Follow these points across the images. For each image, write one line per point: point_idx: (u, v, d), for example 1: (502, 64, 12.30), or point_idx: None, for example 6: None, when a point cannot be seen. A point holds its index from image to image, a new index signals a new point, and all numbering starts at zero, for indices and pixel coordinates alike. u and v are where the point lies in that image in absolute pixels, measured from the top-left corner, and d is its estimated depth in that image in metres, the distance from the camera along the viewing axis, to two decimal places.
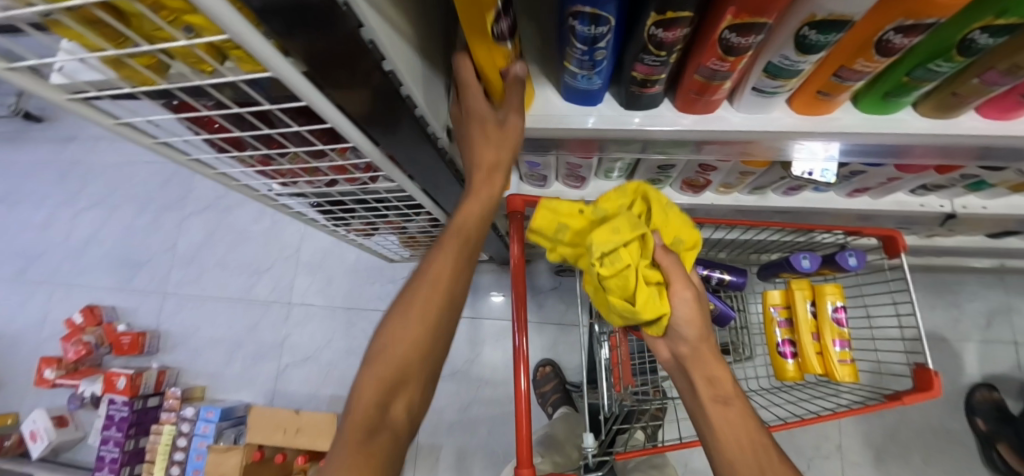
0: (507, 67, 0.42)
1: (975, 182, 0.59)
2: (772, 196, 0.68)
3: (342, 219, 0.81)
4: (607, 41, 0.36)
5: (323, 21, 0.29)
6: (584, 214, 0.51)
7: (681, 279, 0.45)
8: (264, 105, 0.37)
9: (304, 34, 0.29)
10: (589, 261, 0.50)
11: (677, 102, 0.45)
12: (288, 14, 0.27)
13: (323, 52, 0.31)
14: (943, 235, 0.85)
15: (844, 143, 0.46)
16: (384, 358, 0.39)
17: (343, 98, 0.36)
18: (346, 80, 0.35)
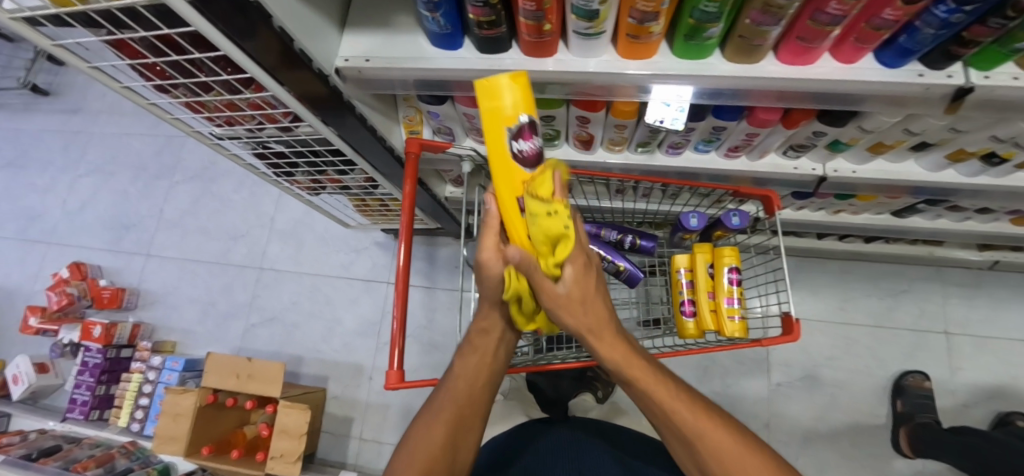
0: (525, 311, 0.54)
1: (831, 141, 0.64)
2: (660, 156, 0.74)
3: (287, 173, 0.89)
4: None
5: (253, 14, 0.42)
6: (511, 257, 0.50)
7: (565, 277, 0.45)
8: (162, 29, 0.46)
9: (270, 34, 0.45)
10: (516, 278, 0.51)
11: (522, 47, 0.51)
12: (246, 21, 0.42)
13: (288, 52, 0.49)
14: (848, 210, 0.90)
15: (673, 84, 0.52)
16: (456, 385, 0.56)
17: (300, 88, 0.53)
18: (298, 74, 0.52)
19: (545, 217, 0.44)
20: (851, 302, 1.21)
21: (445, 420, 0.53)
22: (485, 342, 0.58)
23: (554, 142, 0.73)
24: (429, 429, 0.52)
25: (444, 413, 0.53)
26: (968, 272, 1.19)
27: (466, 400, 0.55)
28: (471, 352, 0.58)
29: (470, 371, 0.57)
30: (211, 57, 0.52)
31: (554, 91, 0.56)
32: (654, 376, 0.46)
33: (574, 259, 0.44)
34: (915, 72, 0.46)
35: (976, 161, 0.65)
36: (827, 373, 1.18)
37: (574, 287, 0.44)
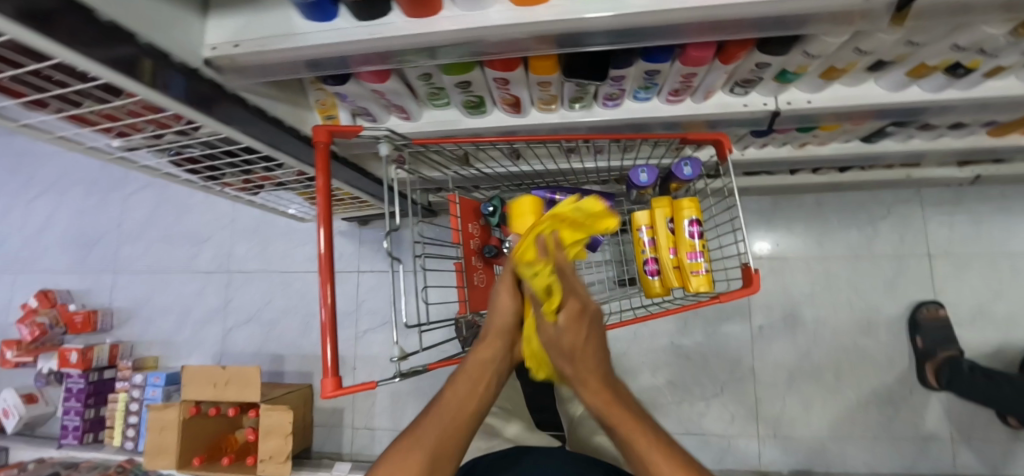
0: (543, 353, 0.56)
1: (778, 71, 0.58)
2: (599, 110, 0.68)
3: (216, 177, 0.84)
4: None
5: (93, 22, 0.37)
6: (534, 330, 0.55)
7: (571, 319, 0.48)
8: None
9: (131, 46, 0.41)
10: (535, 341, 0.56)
11: (402, 7, 0.44)
12: (97, 32, 0.37)
13: (162, 62, 0.45)
14: (813, 143, 0.84)
15: (579, 37, 0.45)
16: (444, 404, 0.50)
17: (193, 95, 0.50)
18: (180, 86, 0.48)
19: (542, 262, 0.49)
20: (829, 235, 1.17)
21: (419, 450, 0.46)
22: (480, 358, 0.54)
23: (481, 110, 0.66)
24: (409, 449, 0.46)
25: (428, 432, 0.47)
26: (947, 190, 1.14)
27: (456, 420, 0.49)
28: (468, 372, 0.53)
29: (462, 383, 0.52)
30: (53, 68, 0.46)
31: (445, 54, 0.48)
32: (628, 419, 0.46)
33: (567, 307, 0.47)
34: None
35: (939, 73, 0.58)
36: (807, 310, 1.16)
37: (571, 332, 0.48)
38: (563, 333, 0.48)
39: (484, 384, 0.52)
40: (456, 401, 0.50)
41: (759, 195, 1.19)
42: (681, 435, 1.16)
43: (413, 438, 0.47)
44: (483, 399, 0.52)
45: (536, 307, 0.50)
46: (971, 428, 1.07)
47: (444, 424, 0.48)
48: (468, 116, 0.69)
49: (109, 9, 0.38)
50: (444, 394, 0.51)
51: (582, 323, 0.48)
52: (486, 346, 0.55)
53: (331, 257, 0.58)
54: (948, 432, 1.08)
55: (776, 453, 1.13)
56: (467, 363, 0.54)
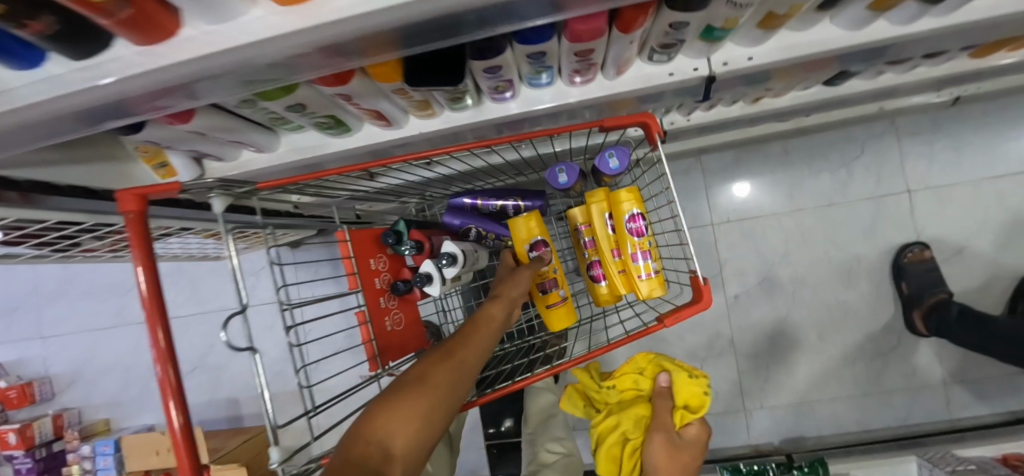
0: (632, 451, 0.58)
1: (701, 29, 0.44)
2: (491, 104, 0.54)
3: (69, 248, 0.69)
4: None
5: None
6: (630, 438, 0.59)
7: (692, 425, 0.56)
8: None
9: None
10: (625, 438, 0.59)
11: (122, 33, 0.30)
12: None
13: None
14: (767, 96, 0.71)
15: (391, 40, 0.31)
16: (458, 344, 0.48)
17: None
18: None
19: (687, 378, 0.58)
20: (801, 186, 1.06)
21: (433, 375, 0.43)
22: (492, 310, 0.54)
23: (342, 129, 0.52)
24: (423, 373, 0.43)
25: (440, 366, 0.44)
26: (925, 116, 1.02)
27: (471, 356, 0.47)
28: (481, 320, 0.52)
29: (482, 324, 0.52)
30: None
31: (217, 90, 0.33)
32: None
33: (702, 419, 0.56)
34: None
35: (910, 1, 0.45)
36: (785, 271, 1.07)
37: (685, 439, 0.55)
38: (679, 438, 0.55)
39: (494, 330, 0.52)
40: (468, 342, 0.48)
41: (720, 152, 1.06)
42: None
43: (427, 366, 0.44)
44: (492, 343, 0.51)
45: (665, 404, 0.57)
46: (964, 370, 1.01)
47: (457, 358, 0.46)
48: (333, 137, 0.55)
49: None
50: (461, 333, 0.50)
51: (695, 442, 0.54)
52: (500, 303, 0.55)
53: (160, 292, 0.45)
54: (940, 378, 1.02)
55: (765, 425, 1.07)
56: (481, 313, 0.53)
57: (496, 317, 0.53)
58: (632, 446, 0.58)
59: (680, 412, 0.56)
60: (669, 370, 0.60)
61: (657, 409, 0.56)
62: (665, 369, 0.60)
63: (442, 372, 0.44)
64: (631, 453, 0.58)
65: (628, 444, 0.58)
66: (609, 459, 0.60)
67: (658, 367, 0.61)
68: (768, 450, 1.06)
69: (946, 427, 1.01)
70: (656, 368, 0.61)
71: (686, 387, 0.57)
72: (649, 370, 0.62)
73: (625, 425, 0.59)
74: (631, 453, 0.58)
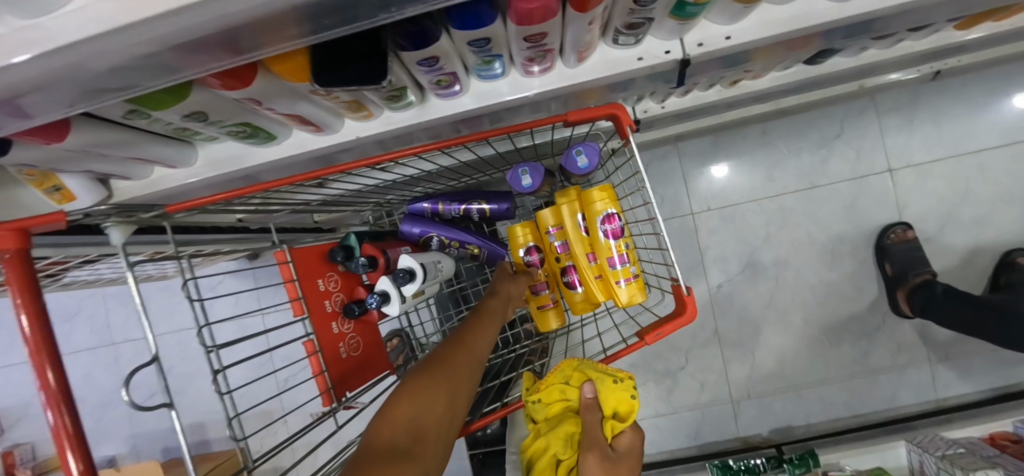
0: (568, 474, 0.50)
1: (671, 5, 0.38)
2: (437, 100, 0.47)
3: None
4: None
5: None
6: (561, 459, 0.51)
7: (627, 435, 0.50)
8: None
9: None
10: (558, 458, 0.51)
11: None
12: None
13: None
14: (745, 79, 0.66)
15: (279, 27, 0.24)
16: (472, 333, 0.47)
17: None
18: None
19: (612, 384, 0.53)
20: (781, 169, 1.02)
21: (452, 364, 0.42)
22: (494, 304, 0.55)
23: (264, 136, 0.45)
24: (439, 358, 0.42)
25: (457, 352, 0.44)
26: (904, 92, 0.98)
27: (483, 346, 0.47)
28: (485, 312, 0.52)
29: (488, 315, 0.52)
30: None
31: (60, 103, 0.26)
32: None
33: (635, 426, 0.51)
34: None
35: None
36: (769, 258, 1.03)
37: (625, 450, 0.49)
38: (615, 450, 0.48)
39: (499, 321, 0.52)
40: (478, 332, 0.48)
41: (697, 137, 1.01)
42: (652, 417, 1.06)
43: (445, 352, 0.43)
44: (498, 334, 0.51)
45: (594, 419, 0.50)
46: (948, 349, 1.00)
47: (472, 348, 0.45)
48: (257, 147, 0.48)
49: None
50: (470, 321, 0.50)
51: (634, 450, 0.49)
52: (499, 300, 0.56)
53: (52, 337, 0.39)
54: (925, 358, 1.01)
55: (754, 415, 1.05)
56: (485, 305, 0.54)
57: (500, 310, 0.54)
58: (567, 467, 0.51)
59: (610, 421, 0.50)
60: (594, 376, 0.54)
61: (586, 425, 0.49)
62: (589, 375, 0.55)
63: (460, 359, 0.43)
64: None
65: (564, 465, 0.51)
66: None
67: (582, 374, 0.56)
68: (757, 441, 1.04)
69: (932, 407, 1.00)
70: (580, 375, 0.56)
71: (614, 393, 0.52)
72: (574, 376, 0.56)
73: (553, 445, 0.52)
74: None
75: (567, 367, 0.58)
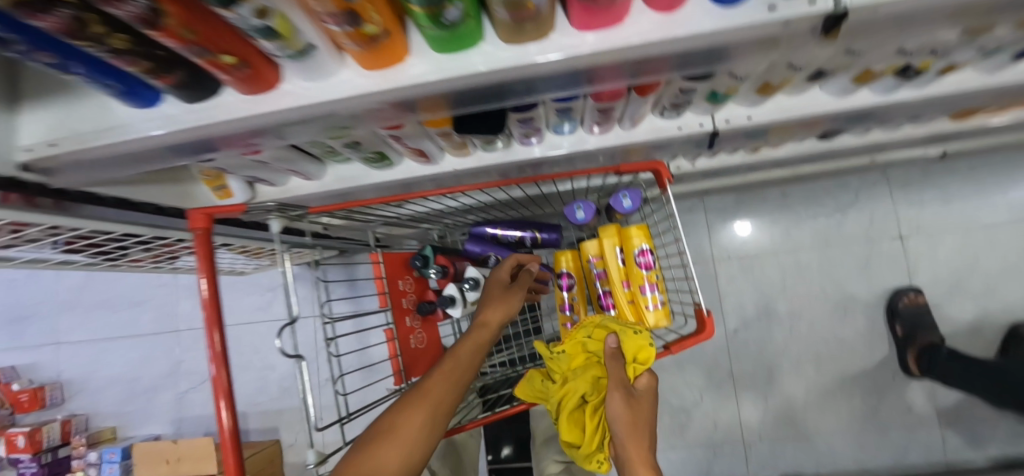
0: (595, 415, 0.55)
1: (708, 93, 0.51)
2: (520, 146, 0.61)
3: (114, 256, 0.74)
4: (19, 39, 0.28)
5: None
6: (589, 399, 0.56)
7: (646, 378, 0.55)
8: None
9: None
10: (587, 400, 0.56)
11: (232, 85, 0.36)
12: None
13: None
14: (766, 147, 0.78)
15: (457, 96, 0.37)
16: (437, 379, 0.54)
17: None
18: None
19: (632, 334, 0.58)
20: (798, 228, 1.12)
21: (394, 433, 0.49)
22: (472, 337, 0.59)
23: (386, 162, 0.59)
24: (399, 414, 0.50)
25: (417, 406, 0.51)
26: (915, 169, 1.09)
27: (434, 403, 0.52)
28: (450, 358, 0.56)
29: (461, 353, 0.57)
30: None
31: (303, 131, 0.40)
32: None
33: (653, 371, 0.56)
34: (764, 5, 0.33)
35: (888, 76, 0.52)
36: (784, 309, 1.11)
37: (643, 400, 0.52)
38: (637, 390, 0.53)
39: (469, 358, 0.57)
40: (431, 389, 0.53)
41: (722, 193, 1.13)
42: (665, 450, 1.11)
43: (407, 405, 0.51)
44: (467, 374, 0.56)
45: (619, 363, 0.54)
46: (957, 413, 1.04)
47: (421, 410, 0.51)
48: (375, 171, 0.61)
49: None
50: (441, 364, 0.55)
51: (648, 401, 0.53)
52: (480, 332, 0.59)
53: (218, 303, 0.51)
54: (933, 419, 1.05)
55: (763, 460, 1.09)
56: (462, 340, 0.59)
57: (475, 345, 0.58)
58: (595, 407, 0.55)
59: (632, 366, 0.55)
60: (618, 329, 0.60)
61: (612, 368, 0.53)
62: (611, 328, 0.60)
63: (404, 427, 0.49)
64: (594, 416, 0.55)
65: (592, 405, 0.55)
66: (570, 429, 0.56)
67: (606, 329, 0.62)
68: None
69: (941, 469, 1.03)
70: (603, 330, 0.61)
71: (635, 342, 0.57)
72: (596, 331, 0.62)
73: (580, 388, 0.56)
74: (591, 416, 0.55)
75: (589, 325, 0.64)
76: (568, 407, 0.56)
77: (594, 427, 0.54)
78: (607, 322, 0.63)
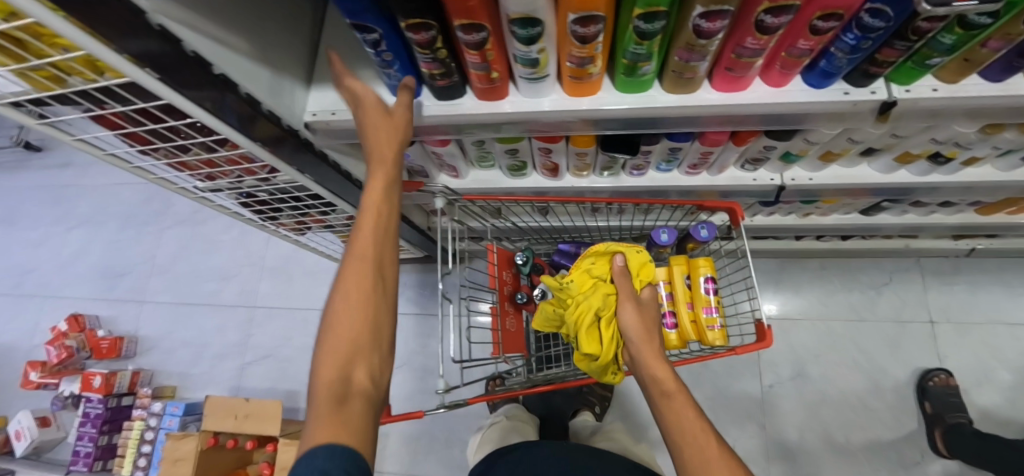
0: (612, 326, 0.64)
1: (783, 153, 0.67)
2: (625, 177, 0.77)
3: (270, 214, 0.91)
4: (385, 44, 0.47)
5: (189, 71, 0.43)
6: (602, 312, 0.65)
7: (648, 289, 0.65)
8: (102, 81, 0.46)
9: (217, 89, 0.47)
10: (602, 316, 0.65)
11: (475, 92, 0.55)
12: (189, 75, 0.43)
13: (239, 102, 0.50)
14: (816, 213, 0.94)
15: (623, 120, 0.55)
16: (356, 264, 0.43)
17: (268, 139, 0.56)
18: (257, 122, 0.53)
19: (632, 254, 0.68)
20: (835, 299, 1.23)
21: (338, 337, 0.40)
22: (376, 189, 0.46)
23: (523, 172, 0.76)
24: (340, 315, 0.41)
25: (348, 308, 0.42)
26: (944, 261, 1.21)
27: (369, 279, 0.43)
28: (366, 214, 0.45)
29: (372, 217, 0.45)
30: (168, 127, 0.57)
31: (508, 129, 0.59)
32: (684, 402, 0.51)
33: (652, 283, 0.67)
34: (840, 90, 0.50)
35: (923, 160, 0.68)
36: (818, 372, 1.19)
37: (648, 314, 0.62)
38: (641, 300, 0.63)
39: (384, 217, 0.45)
40: (353, 277, 0.43)
41: (766, 257, 1.26)
42: None
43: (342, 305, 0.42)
44: (387, 236, 0.45)
45: (626, 280, 0.63)
46: None
47: (359, 294, 0.42)
48: (509, 178, 0.79)
49: (250, 85, 0.51)
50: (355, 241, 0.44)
51: (648, 309, 0.62)
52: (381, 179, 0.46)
53: None
54: None
55: None
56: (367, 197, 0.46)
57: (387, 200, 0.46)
58: (611, 321, 0.65)
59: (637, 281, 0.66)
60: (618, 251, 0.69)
61: (621, 284, 0.62)
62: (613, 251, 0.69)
63: (345, 331, 0.41)
64: (611, 329, 0.64)
65: (607, 320, 0.64)
66: (590, 342, 0.65)
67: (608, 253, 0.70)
68: None
69: None
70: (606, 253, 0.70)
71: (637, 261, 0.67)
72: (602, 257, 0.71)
73: (594, 303, 0.65)
74: (608, 328, 0.64)
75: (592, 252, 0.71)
76: (586, 322, 0.65)
77: (610, 338, 0.64)
78: (608, 251, 0.69)
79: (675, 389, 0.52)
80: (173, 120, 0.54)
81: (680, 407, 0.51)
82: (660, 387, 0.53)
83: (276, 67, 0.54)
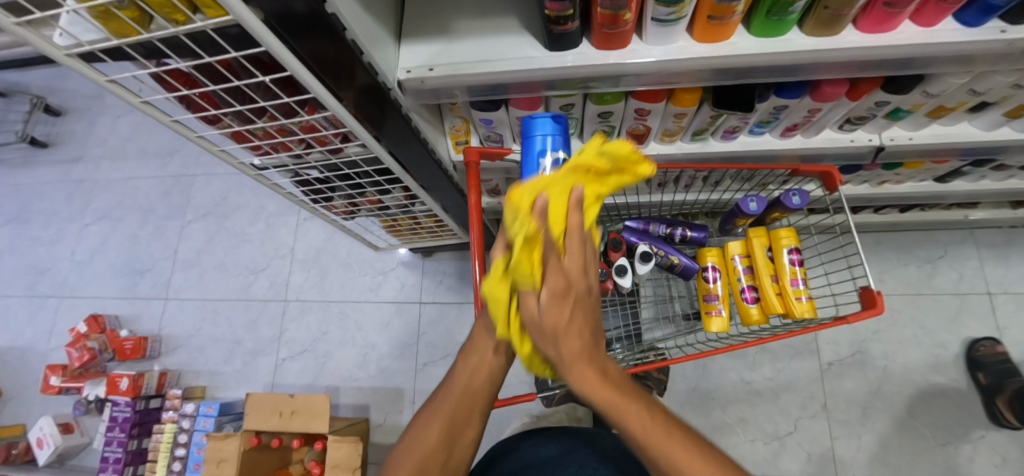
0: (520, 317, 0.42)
1: (891, 110, 0.64)
2: (713, 142, 0.74)
3: (324, 193, 0.85)
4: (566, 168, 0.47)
5: (311, 21, 0.40)
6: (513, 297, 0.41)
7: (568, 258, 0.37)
8: (197, 24, 0.39)
9: (331, 38, 0.44)
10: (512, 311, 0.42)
11: (594, 40, 0.51)
12: (307, 23, 0.40)
13: (344, 55, 0.47)
14: (892, 181, 0.92)
15: (751, 69, 0.51)
16: (437, 418, 0.52)
17: (359, 107, 0.53)
18: (353, 79, 0.49)
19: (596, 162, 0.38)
20: (891, 274, 1.20)
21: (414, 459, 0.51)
22: (471, 360, 0.53)
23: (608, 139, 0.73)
24: (411, 451, 0.51)
25: (419, 450, 0.51)
26: (999, 233, 1.19)
27: (433, 447, 0.51)
28: (448, 394, 0.53)
29: (456, 393, 0.53)
30: (250, 85, 0.51)
31: (624, 82, 0.54)
32: (643, 421, 0.39)
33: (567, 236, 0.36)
34: (997, 29, 0.46)
35: None
36: (877, 348, 1.17)
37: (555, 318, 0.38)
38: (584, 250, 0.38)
39: (469, 390, 0.52)
40: (428, 433, 0.52)
41: None
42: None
43: (413, 444, 0.52)
44: (465, 406, 0.53)
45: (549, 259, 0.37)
46: None
47: (419, 461, 0.51)
48: None
49: (357, 32, 0.48)
50: (441, 396, 0.53)
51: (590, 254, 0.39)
52: (480, 358, 0.52)
53: (483, 287, 0.62)
54: None
55: None
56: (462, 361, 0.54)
57: (478, 372, 0.53)
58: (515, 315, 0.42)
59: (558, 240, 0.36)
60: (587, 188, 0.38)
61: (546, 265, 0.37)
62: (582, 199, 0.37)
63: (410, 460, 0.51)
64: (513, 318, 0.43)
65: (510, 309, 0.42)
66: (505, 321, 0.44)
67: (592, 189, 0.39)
68: None
69: None
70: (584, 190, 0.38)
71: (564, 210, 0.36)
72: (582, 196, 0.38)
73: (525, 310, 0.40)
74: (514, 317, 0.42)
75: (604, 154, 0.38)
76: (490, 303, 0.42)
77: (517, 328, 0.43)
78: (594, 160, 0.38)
79: (657, 427, 0.39)
80: (258, 75, 0.48)
81: (630, 409, 0.40)
82: (633, 414, 0.40)
83: (372, 15, 0.51)
